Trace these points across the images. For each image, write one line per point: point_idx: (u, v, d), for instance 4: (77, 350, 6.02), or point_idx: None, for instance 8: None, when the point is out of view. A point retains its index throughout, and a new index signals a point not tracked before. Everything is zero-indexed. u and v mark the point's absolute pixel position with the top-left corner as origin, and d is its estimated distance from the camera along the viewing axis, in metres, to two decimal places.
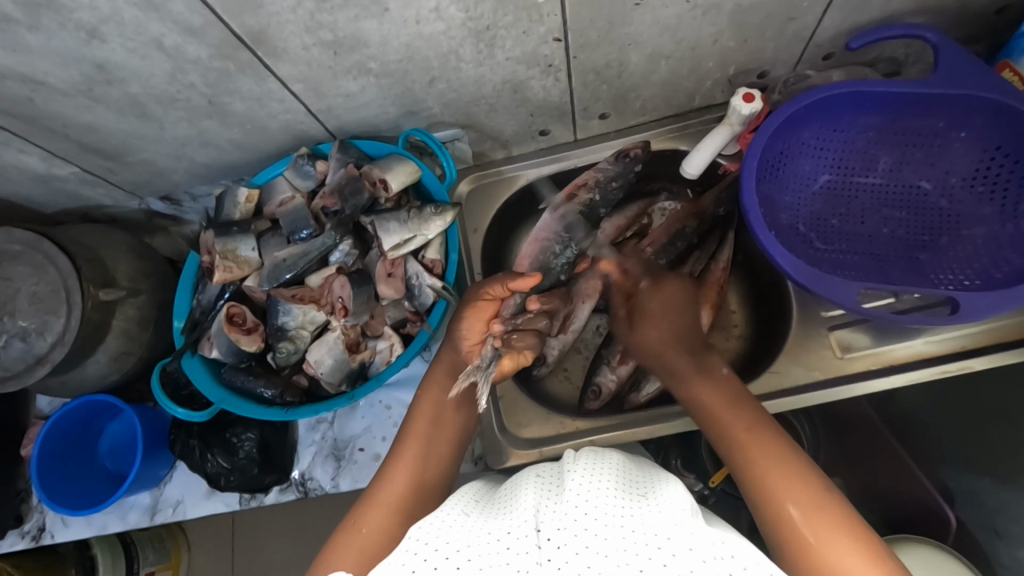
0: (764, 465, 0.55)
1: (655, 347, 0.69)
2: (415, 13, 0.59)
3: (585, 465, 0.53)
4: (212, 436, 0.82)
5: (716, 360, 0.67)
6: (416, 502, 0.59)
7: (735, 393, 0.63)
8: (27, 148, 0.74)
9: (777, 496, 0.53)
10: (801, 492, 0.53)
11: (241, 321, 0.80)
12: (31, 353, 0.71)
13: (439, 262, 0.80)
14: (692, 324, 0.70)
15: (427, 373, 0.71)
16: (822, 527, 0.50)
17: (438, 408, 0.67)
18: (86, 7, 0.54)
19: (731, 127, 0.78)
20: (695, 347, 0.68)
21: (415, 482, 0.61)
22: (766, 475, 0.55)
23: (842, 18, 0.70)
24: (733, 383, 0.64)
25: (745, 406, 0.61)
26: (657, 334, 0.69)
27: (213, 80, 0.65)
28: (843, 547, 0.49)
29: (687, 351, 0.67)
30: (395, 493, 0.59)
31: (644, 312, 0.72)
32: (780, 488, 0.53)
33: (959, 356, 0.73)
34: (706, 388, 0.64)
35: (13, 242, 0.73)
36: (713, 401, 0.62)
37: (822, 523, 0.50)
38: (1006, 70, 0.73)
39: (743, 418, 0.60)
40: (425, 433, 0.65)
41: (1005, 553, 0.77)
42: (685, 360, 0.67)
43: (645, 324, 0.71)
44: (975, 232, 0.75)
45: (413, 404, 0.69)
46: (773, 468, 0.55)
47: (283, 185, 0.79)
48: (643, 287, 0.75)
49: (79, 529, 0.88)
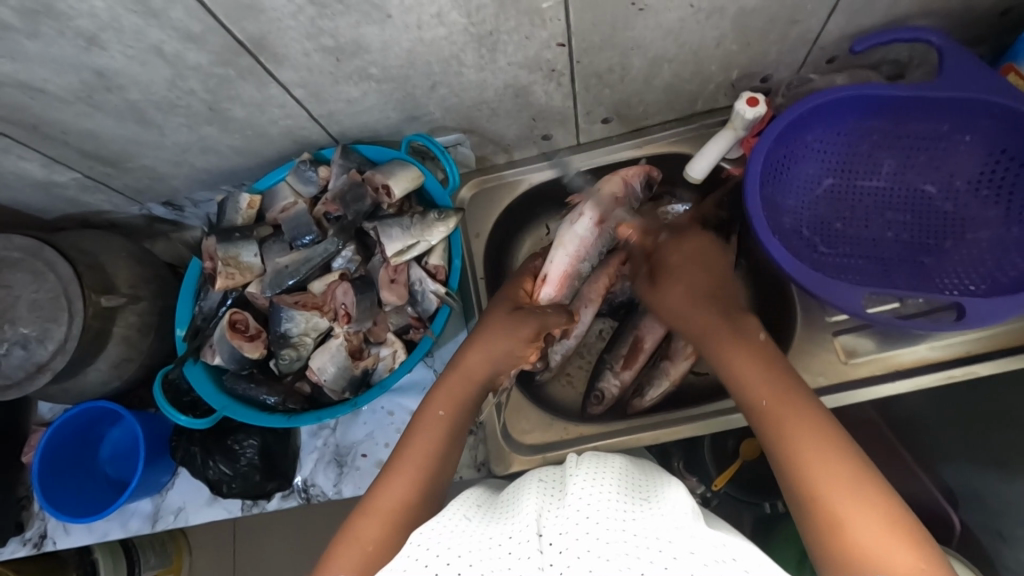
0: (794, 444, 0.53)
1: (682, 307, 0.69)
2: (417, 19, 0.59)
3: (587, 469, 0.52)
4: (213, 443, 0.81)
5: (751, 322, 0.65)
6: (413, 511, 0.58)
7: (773, 362, 0.61)
8: (27, 155, 0.73)
9: (806, 473, 0.52)
10: (833, 465, 0.51)
11: (243, 328, 0.80)
12: (31, 361, 0.70)
13: (442, 268, 0.79)
14: (721, 286, 0.69)
15: (435, 383, 0.68)
16: (854, 501, 0.49)
17: (457, 427, 0.65)
18: (85, 14, 0.53)
19: (736, 131, 0.77)
20: (732, 311, 0.67)
21: (413, 493, 0.59)
22: (796, 454, 0.53)
23: (845, 21, 0.69)
24: (767, 348, 0.62)
25: (779, 373, 0.59)
26: (682, 292, 0.69)
27: (214, 86, 0.65)
28: (871, 520, 0.47)
29: (720, 314, 0.66)
30: (391, 506, 0.58)
31: (670, 266, 0.73)
32: (810, 461, 0.52)
33: (964, 361, 0.73)
34: (742, 355, 0.62)
35: (13, 249, 0.73)
36: (746, 366, 0.61)
37: (849, 495, 0.49)
38: (1010, 72, 0.73)
39: (773, 387, 0.58)
40: (435, 445, 0.63)
41: (1007, 554, 0.75)
42: (718, 323, 0.65)
43: (670, 279, 0.71)
44: (980, 236, 0.75)
45: (420, 411, 0.66)
46: (804, 445, 0.53)
47: (286, 191, 0.79)
48: (664, 241, 0.77)
49: (80, 537, 0.87)
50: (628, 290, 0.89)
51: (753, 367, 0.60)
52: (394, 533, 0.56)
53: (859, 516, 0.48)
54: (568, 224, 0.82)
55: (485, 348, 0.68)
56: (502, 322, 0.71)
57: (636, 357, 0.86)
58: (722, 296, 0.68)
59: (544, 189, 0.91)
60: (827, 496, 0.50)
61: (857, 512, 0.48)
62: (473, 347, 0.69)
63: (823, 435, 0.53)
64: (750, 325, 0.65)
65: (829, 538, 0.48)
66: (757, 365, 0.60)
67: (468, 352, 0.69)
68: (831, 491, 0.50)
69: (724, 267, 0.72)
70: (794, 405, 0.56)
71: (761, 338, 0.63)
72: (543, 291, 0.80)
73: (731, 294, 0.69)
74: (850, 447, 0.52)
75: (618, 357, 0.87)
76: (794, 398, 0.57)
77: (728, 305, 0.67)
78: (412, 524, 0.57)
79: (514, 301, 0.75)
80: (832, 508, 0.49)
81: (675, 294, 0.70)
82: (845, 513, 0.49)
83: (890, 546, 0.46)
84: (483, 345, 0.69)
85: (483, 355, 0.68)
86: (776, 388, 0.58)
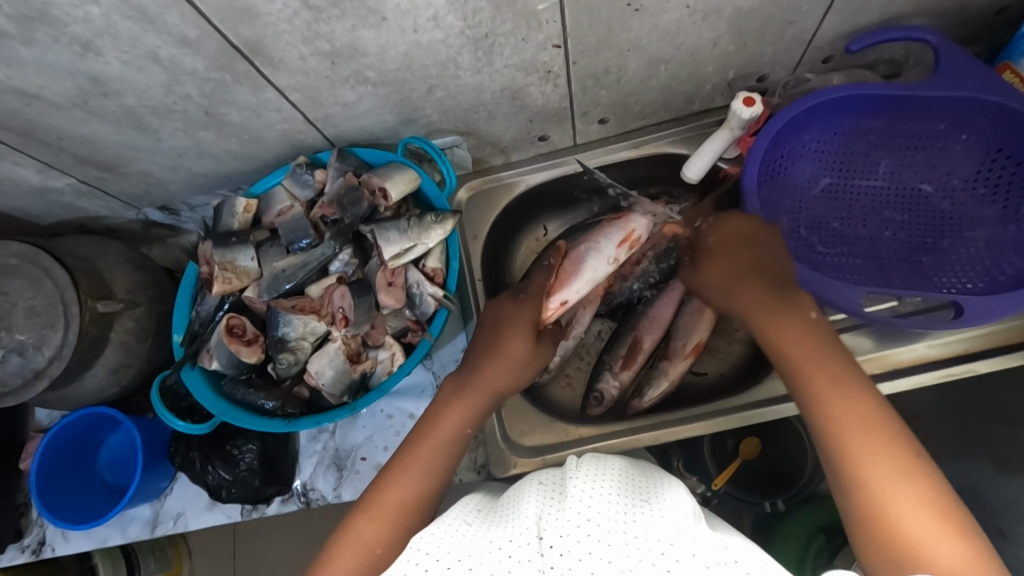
0: (841, 427, 0.53)
1: (720, 282, 0.70)
2: (413, 22, 0.58)
3: (587, 471, 0.52)
4: (212, 449, 0.81)
5: (805, 300, 0.65)
6: (417, 511, 0.59)
7: (824, 339, 0.61)
8: (23, 161, 0.73)
9: (856, 466, 0.51)
10: (885, 459, 0.50)
11: (241, 333, 0.79)
12: (28, 367, 0.70)
13: (440, 271, 0.79)
14: (763, 261, 0.68)
15: (450, 390, 0.69)
16: (907, 500, 0.48)
17: (460, 432, 0.65)
18: (80, 21, 0.53)
19: (731, 131, 0.78)
20: (778, 284, 0.66)
21: (411, 494, 0.60)
22: (844, 444, 0.53)
23: (841, 21, 0.69)
24: (822, 327, 0.62)
25: (830, 353, 0.59)
26: (721, 269, 0.70)
27: (209, 91, 0.65)
28: (924, 518, 0.47)
29: (764, 284, 0.66)
30: (396, 501, 0.59)
31: (710, 248, 0.73)
32: (862, 451, 0.51)
33: (962, 359, 0.73)
34: (793, 332, 0.62)
35: (10, 256, 0.72)
36: (795, 343, 0.61)
37: (896, 486, 0.49)
38: (1006, 71, 0.73)
39: (829, 369, 0.57)
40: (435, 453, 0.63)
41: (1007, 551, 0.73)
42: (760, 294, 0.66)
43: (713, 258, 0.72)
44: (978, 234, 0.75)
45: (433, 408, 0.68)
46: (852, 431, 0.53)
47: (281, 195, 0.79)
48: (705, 228, 0.76)
49: (79, 543, 0.87)
50: (627, 291, 0.90)
51: (802, 341, 0.61)
52: (395, 533, 0.57)
53: (909, 513, 0.47)
54: (601, 257, 0.81)
55: (505, 369, 0.70)
56: (519, 358, 0.71)
57: (634, 358, 0.86)
58: (770, 270, 0.67)
59: (541, 190, 0.92)
60: (878, 492, 0.49)
61: (908, 509, 0.48)
62: (490, 365, 0.70)
63: (874, 425, 0.52)
64: (800, 300, 0.64)
65: (875, 536, 0.48)
66: (810, 342, 0.61)
67: (488, 364, 0.70)
68: (881, 485, 0.49)
69: (770, 240, 0.69)
70: (846, 389, 0.55)
71: (813, 317, 0.63)
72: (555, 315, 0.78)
73: (780, 265, 0.68)
74: (903, 437, 0.52)
75: (617, 358, 0.87)
76: (847, 376, 0.56)
77: (776, 278, 0.67)
78: (414, 523, 0.58)
79: (534, 322, 0.74)
80: (888, 508, 0.48)
81: (716, 271, 0.71)
82: (896, 507, 0.48)
83: (940, 539, 0.45)
84: (502, 362, 0.70)
85: (504, 370, 0.70)
86: (828, 364, 0.58)
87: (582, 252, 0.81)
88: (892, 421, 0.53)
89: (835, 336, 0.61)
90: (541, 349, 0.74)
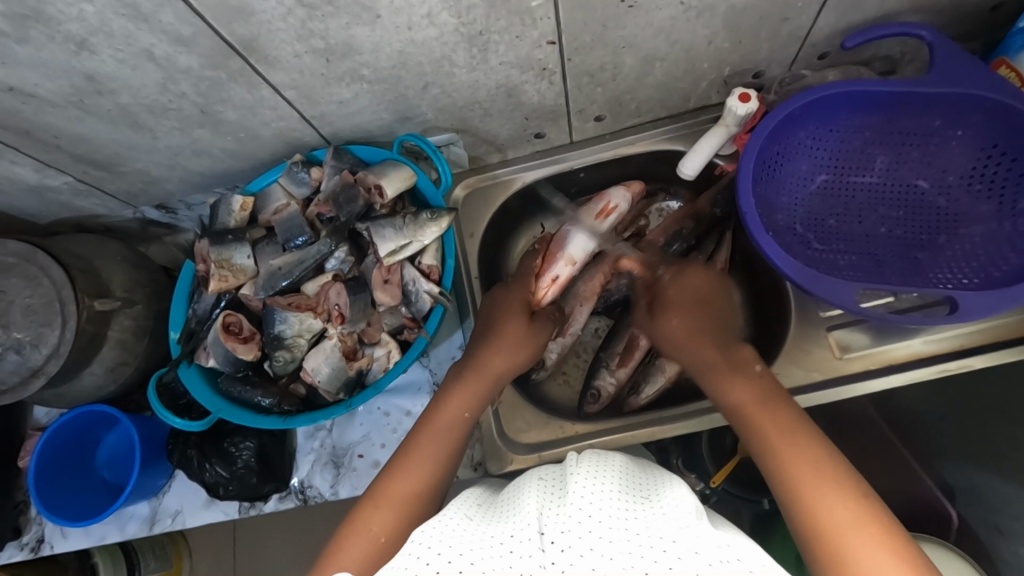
0: (793, 475, 0.51)
1: (678, 337, 0.69)
2: (407, 20, 0.58)
3: (589, 467, 0.52)
4: (210, 446, 0.81)
5: (748, 354, 0.65)
6: (421, 505, 0.58)
7: (770, 391, 0.60)
8: (20, 159, 0.73)
9: (811, 513, 0.49)
10: (839, 504, 0.48)
11: (237, 330, 0.80)
12: (25, 366, 0.70)
13: (436, 268, 0.79)
14: (717, 314, 0.70)
15: (450, 378, 0.69)
16: (866, 543, 0.46)
17: (461, 422, 0.65)
18: (74, 18, 0.53)
19: (727, 128, 0.78)
20: (727, 343, 0.66)
21: (421, 484, 0.59)
22: (799, 492, 0.50)
23: (836, 18, 0.70)
24: (768, 380, 0.61)
25: (779, 405, 0.58)
26: (678, 322, 0.69)
27: (205, 89, 0.65)
28: (885, 562, 0.45)
29: (717, 344, 0.66)
30: (399, 496, 0.58)
31: (667, 301, 0.72)
32: (815, 499, 0.49)
33: (957, 355, 0.73)
34: (740, 386, 0.61)
35: (7, 254, 0.73)
36: (745, 399, 0.59)
37: (854, 533, 0.47)
38: (1002, 66, 0.73)
39: (780, 422, 0.56)
40: (438, 444, 0.63)
41: (1005, 548, 0.75)
42: (716, 353, 0.65)
43: (668, 312, 0.71)
44: (973, 230, 0.75)
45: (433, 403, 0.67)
46: (805, 479, 0.51)
47: (279, 193, 0.80)
48: (664, 276, 0.78)
49: (77, 541, 0.88)
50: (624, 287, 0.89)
51: (750, 394, 0.59)
52: (402, 523, 0.56)
53: (868, 557, 0.45)
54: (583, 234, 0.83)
55: (504, 351, 0.71)
56: (510, 333, 0.72)
57: (631, 356, 0.86)
58: (722, 327, 0.68)
59: (538, 187, 0.92)
60: (838, 538, 0.47)
61: (868, 554, 0.45)
62: (487, 349, 0.70)
63: (825, 469, 0.51)
64: (745, 356, 0.64)
65: None
66: (756, 401, 0.59)
67: (484, 350, 0.70)
68: (840, 530, 0.47)
69: (725, 297, 0.73)
70: (795, 441, 0.54)
71: (757, 371, 0.62)
72: (549, 293, 0.80)
73: (730, 324, 0.69)
74: (856, 481, 0.50)
75: (614, 355, 0.87)
76: (794, 430, 0.55)
77: (724, 334, 0.67)
78: (419, 516, 0.58)
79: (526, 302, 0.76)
80: (846, 549, 0.46)
81: (673, 325, 0.70)
82: (854, 553, 0.46)
83: None
84: (500, 344, 0.71)
85: (496, 354, 0.70)
86: (774, 420, 0.56)
87: (565, 233, 0.83)
88: (843, 467, 0.51)
89: (779, 385, 0.61)
90: (539, 320, 0.76)
